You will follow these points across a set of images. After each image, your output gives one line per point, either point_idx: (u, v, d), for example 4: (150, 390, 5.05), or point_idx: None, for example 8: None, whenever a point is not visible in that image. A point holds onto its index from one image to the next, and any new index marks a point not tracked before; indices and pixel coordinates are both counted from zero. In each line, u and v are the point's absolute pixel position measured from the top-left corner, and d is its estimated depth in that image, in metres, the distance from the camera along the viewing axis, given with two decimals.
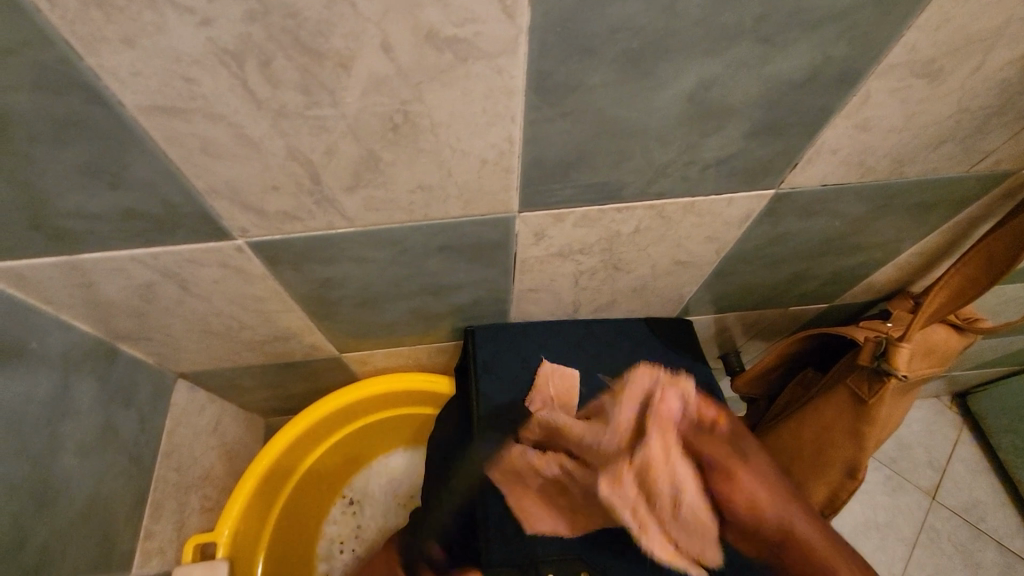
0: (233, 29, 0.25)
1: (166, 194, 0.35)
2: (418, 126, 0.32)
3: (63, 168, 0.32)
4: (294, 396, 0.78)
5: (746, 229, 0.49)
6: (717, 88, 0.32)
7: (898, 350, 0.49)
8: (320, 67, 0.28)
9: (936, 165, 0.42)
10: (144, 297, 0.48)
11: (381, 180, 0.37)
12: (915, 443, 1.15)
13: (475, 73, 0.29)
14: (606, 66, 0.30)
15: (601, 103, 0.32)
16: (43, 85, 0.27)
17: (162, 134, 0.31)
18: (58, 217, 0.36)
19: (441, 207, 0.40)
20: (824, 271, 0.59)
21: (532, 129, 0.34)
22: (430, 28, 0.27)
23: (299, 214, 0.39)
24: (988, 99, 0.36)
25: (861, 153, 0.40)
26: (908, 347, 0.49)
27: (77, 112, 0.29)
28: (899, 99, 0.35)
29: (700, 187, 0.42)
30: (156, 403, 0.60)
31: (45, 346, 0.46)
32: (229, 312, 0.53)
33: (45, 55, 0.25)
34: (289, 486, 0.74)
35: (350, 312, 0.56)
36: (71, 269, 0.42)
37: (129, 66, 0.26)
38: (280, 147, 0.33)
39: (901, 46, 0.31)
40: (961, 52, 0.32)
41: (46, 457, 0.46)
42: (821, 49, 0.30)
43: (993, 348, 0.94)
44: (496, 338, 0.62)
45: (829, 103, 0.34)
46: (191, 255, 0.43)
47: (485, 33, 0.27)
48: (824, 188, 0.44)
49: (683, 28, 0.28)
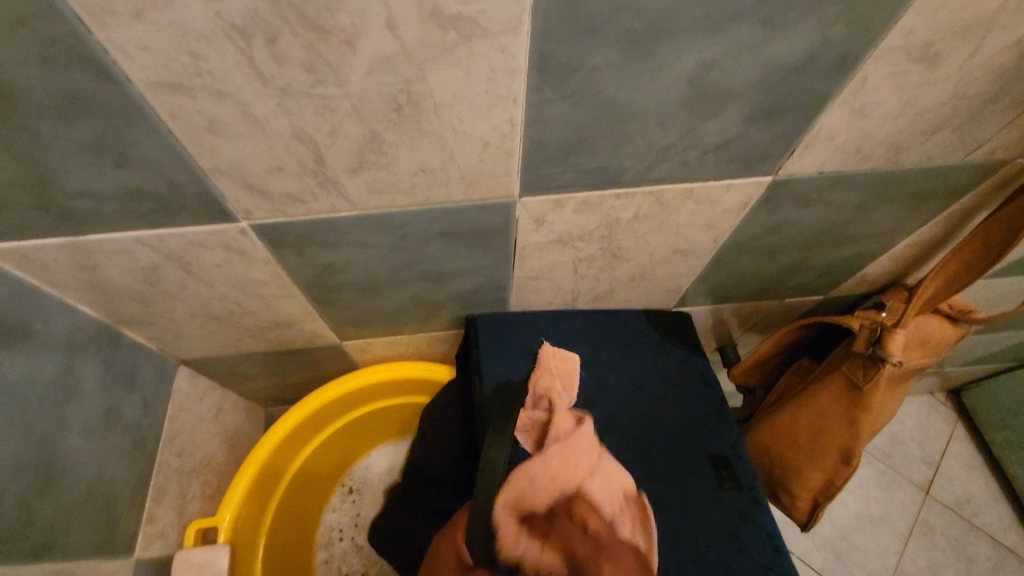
0: (242, 4, 0.26)
1: (171, 173, 0.36)
2: (422, 107, 0.33)
3: (69, 145, 0.32)
4: (294, 385, 0.79)
5: (744, 217, 0.49)
6: (716, 71, 0.33)
7: (893, 337, 0.50)
8: (327, 44, 0.28)
9: (932, 153, 0.43)
10: (147, 280, 0.48)
11: (383, 162, 0.37)
12: (909, 439, 1.16)
13: (479, 53, 0.30)
14: (608, 48, 0.30)
15: (602, 85, 0.33)
16: (52, 60, 0.27)
17: (169, 111, 0.31)
18: (63, 195, 0.36)
19: (443, 190, 0.41)
20: (821, 261, 0.59)
21: (534, 111, 0.34)
22: (435, 6, 0.27)
23: (303, 196, 0.39)
24: (983, 85, 0.36)
25: (858, 139, 0.40)
26: (902, 334, 0.50)
27: (85, 88, 0.29)
28: (896, 85, 0.35)
29: (699, 173, 0.42)
30: (157, 389, 0.61)
31: (48, 328, 0.46)
32: (231, 297, 0.53)
33: (56, 28, 0.26)
34: (288, 474, 0.75)
35: (350, 298, 0.56)
36: (75, 250, 0.42)
37: (138, 41, 0.27)
38: (285, 126, 0.33)
39: (898, 30, 0.31)
40: (957, 36, 0.32)
41: (50, 438, 0.46)
42: (820, 31, 0.31)
43: (987, 343, 0.95)
44: (500, 324, 0.63)
45: (826, 88, 0.35)
46: (195, 237, 0.43)
47: (489, 11, 0.28)
48: (821, 176, 0.44)
49: (684, 8, 0.28)
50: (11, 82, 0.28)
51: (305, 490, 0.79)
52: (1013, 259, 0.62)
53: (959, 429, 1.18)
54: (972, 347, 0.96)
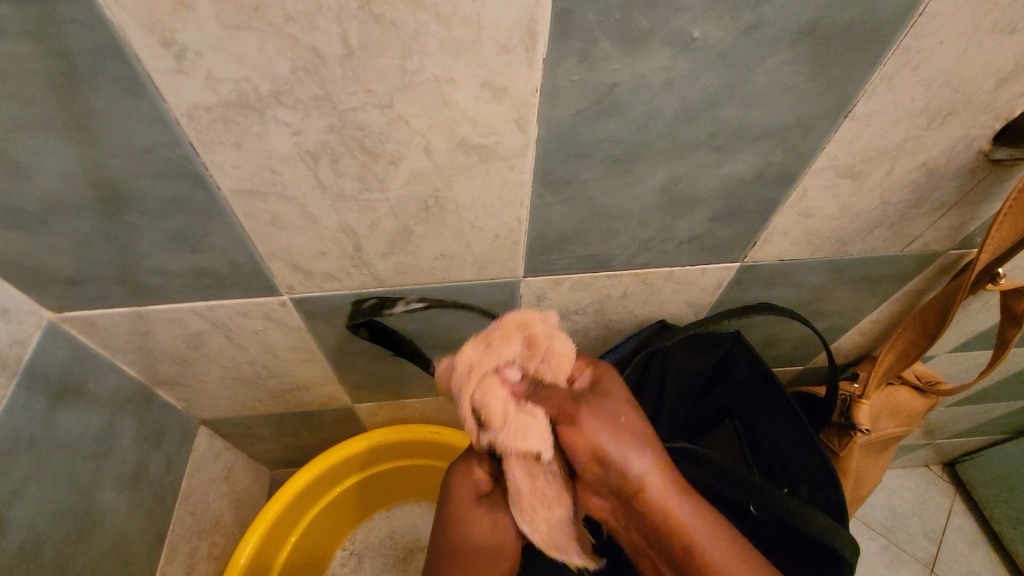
0: (317, 138, 0.34)
1: (234, 256, 0.43)
2: (445, 208, 0.41)
3: (159, 235, 0.40)
4: (303, 446, 0.82)
5: (719, 295, 0.56)
6: (684, 183, 0.41)
7: (860, 407, 0.60)
8: (376, 163, 0.36)
9: (873, 246, 0.51)
10: (190, 345, 0.54)
11: (410, 249, 0.44)
12: (909, 513, 1.14)
13: (494, 169, 0.38)
14: (595, 167, 0.38)
15: (590, 193, 0.41)
16: (164, 174, 0.35)
17: (243, 211, 0.39)
18: (141, 273, 0.43)
19: (459, 271, 0.48)
20: (794, 334, 0.66)
21: (538, 210, 0.42)
22: (462, 138, 0.35)
23: (340, 275, 0.46)
24: (903, 194, 0.44)
25: (809, 234, 0.48)
26: (867, 404, 0.60)
27: (184, 195, 0.37)
28: (833, 194, 0.44)
29: (676, 259, 0.49)
30: (181, 446, 0.65)
31: (99, 388, 0.52)
32: (261, 361, 0.59)
33: (173, 152, 0.34)
34: (294, 534, 0.77)
35: (368, 363, 0.62)
36: (137, 318, 0.48)
37: (233, 162, 0.35)
38: (334, 222, 0.41)
39: (826, 156, 0.40)
40: (873, 161, 0.41)
41: (89, 491, 0.51)
42: (764, 156, 0.39)
43: (971, 413, 0.99)
44: (680, 346, 0.59)
45: (775, 196, 0.43)
46: (242, 308, 0.49)
47: (504, 141, 0.36)
48: (782, 263, 0.52)
49: (653, 140, 0.37)
50: (129, 190, 0.36)
51: (308, 545, 0.80)
52: (973, 333, 0.68)
53: (958, 503, 1.16)
54: (955, 418, 0.99)
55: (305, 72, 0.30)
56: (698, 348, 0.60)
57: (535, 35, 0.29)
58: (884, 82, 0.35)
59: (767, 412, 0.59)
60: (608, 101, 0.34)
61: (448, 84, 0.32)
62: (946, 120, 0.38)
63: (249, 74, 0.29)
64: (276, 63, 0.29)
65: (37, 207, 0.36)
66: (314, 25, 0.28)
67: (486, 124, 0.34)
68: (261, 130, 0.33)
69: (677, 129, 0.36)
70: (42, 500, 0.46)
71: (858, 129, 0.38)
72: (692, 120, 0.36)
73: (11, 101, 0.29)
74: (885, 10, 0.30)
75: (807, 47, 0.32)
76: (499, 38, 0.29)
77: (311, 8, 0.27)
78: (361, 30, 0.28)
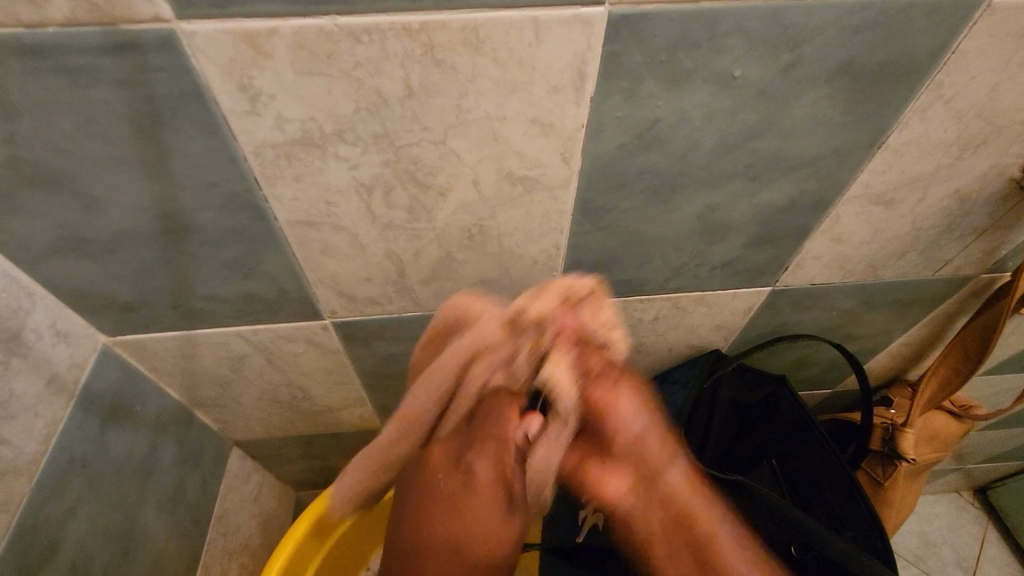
0: (372, 172, 0.35)
1: (283, 282, 0.44)
2: (488, 236, 0.42)
3: (215, 264, 0.42)
4: (329, 467, 0.83)
5: (750, 318, 0.57)
6: (719, 212, 0.42)
7: (904, 435, 0.60)
8: (425, 195, 0.38)
9: (904, 271, 0.51)
10: (232, 367, 0.55)
11: (451, 275, 0.46)
12: (941, 541, 1.11)
13: (537, 200, 0.39)
14: (634, 197, 0.40)
15: (629, 221, 0.42)
16: (227, 207, 0.37)
17: (297, 239, 0.40)
18: (195, 298, 0.45)
19: (496, 296, 0.49)
20: (825, 356, 0.66)
21: (576, 238, 0.43)
22: (509, 170, 0.37)
23: (381, 300, 0.48)
24: (935, 220, 0.45)
25: (841, 259, 0.49)
26: (911, 432, 0.60)
27: (244, 225, 0.39)
28: (865, 220, 0.44)
29: (708, 284, 0.50)
30: (215, 467, 0.66)
31: (145, 410, 0.53)
32: (298, 384, 0.60)
33: (238, 186, 0.36)
34: (322, 550, 0.77)
35: (400, 385, 0.63)
36: (185, 341, 0.50)
37: (294, 195, 0.37)
38: (381, 249, 0.42)
39: (860, 184, 0.41)
40: (905, 188, 0.42)
41: (134, 512, 0.52)
42: (798, 185, 0.40)
43: (1003, 437, 0.97)
44: (728, 376, 0.61)
45: (808, 222, 0.44)
46: (285, 332, 0.51)
47: (549, 174, 0.37)
48: (814, 287, 0.52)
49: (690, 171, 0.38)
50: (193, 221, 0.38)
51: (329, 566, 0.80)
52: (1005, 357, 0.68)
53: (992, 531, 1.12)
54: (987, 442, 0.97)
55: (367, 111, 0.32)
56: (746, 384, 0.62)
57: (584, 76, 0.31)
58: (918, 114, 0.36)
59: (809, 448, 0.58)
60: (650, 135, 0.35)
61: (499, 121, 0.33)
62: (978, 150, 0.39)
63: (316, 115, 0.31)
64: (341, 104, 0.31)
65: (105, 237, 0.38)
66: (380, 70, 0.30)
67: (533, 158, 0.36)
68: (321, 165, 0.35)
69: (714, 160, 0.37)
70: (92, 522, 0.47)
71: (889, 159, 0.39)
72: (730, 152, 0.37)
73: (96, 142, 0.32)
74: (920, 47, 0.32)
75: (843, 83, 0.33)
76: (551, 79, 0.31)
77: (379, 55, 0.29)
78: (423, 74, 0.30)
